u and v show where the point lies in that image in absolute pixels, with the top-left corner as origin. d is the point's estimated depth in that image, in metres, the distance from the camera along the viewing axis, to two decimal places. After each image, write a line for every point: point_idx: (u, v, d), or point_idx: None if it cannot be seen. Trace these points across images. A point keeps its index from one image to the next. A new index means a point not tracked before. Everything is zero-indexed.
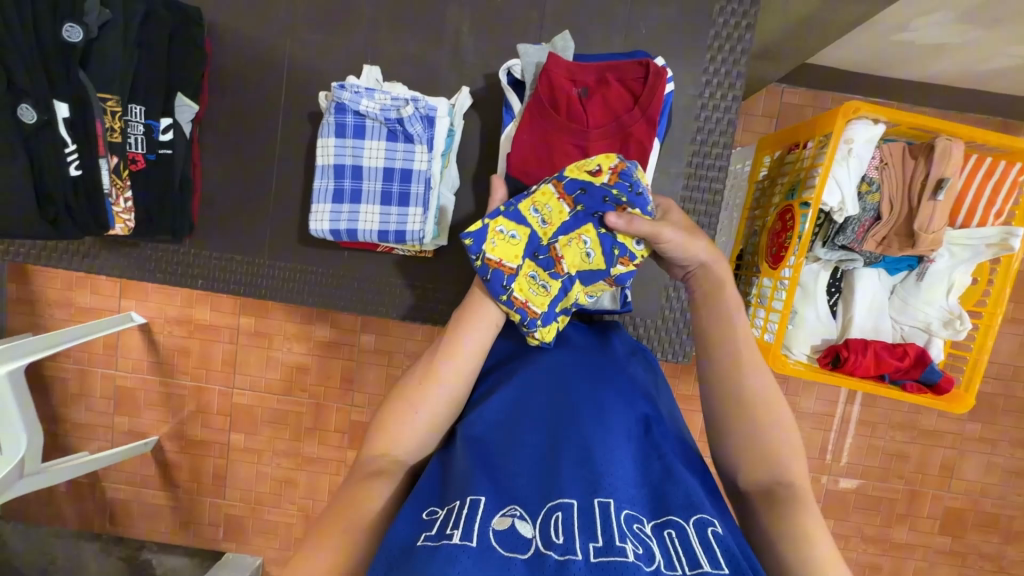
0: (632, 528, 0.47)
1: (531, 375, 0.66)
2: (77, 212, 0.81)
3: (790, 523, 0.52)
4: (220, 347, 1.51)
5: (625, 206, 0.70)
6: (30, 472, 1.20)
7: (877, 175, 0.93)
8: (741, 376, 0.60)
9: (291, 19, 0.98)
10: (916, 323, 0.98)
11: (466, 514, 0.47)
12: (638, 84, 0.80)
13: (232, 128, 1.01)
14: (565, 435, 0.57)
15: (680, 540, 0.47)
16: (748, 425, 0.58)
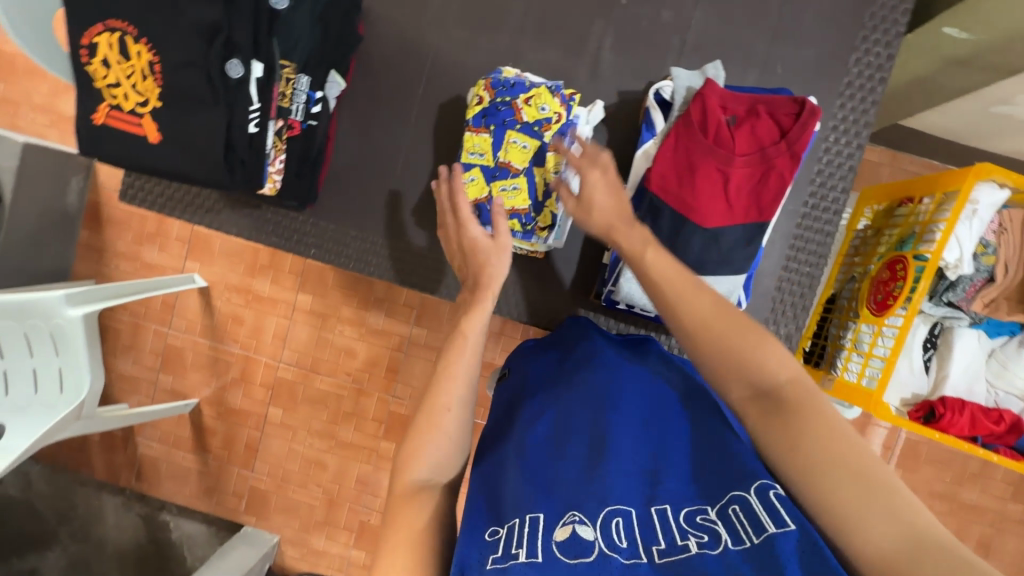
0: (695, 521, 0.52)
1: (577, 382, 0.72)
2: (247, 169, 0.86)
3: (795, 434, 0.51)
4: (275, 320, 1.39)
5: (514, 102, 0.90)
6: (86, 416, 1.10)
7: (994, 238, 0.95)
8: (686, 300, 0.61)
9: (441, 15, 1.03)
10: (1013, 389, 1.00)
11: (527, 532, 0.53)
12: (789, 120, 0.83)
13: (368, 109, 1.05)
14: (613, 438, 0.62)
15: (745, 512, 0.51)
16: (719, 344, 0.58)
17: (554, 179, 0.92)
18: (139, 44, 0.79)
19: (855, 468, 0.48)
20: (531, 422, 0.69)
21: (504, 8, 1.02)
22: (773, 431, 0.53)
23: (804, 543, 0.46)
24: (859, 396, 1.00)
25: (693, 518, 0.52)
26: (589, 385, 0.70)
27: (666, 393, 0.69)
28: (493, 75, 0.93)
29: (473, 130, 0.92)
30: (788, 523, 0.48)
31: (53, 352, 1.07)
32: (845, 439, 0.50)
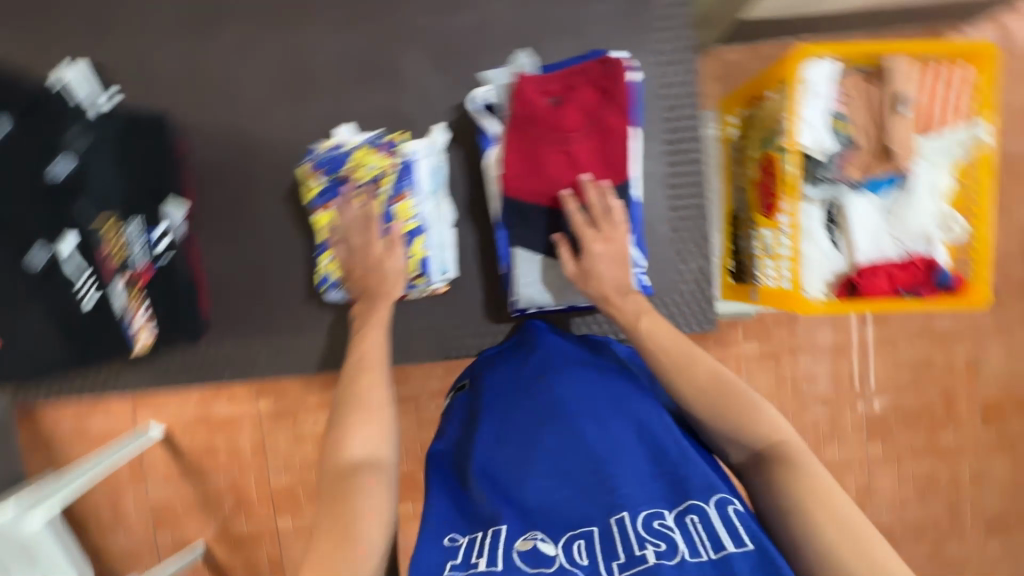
0: (652, 529, 0.59)
1: (547, 395, 0.76)
2: (113, 329, 0.99)
3: (790, 482, 0.62)
4: (246, 437, 1.37)
5: (342, 174, 0.93)
6: None
7: (845, 110, 0.97)
8: (689, 366, 0.71)
9: (253, 98, 0.99)
10: (916, 235, 1.01)
11: (491, 543, 0.62)
12: (605, 80, 0.83)
13: (220, 217, 1.00)
14: (584, 453, 0.68)
15: (701, 525, 0.59)
16: (722, 404, 0.69)
17: (413, 224, 0.93)
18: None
19: (833, 517, 0.58)
20: (496, 435, 0.74)
21: (311, 68, 0.99)
22: (763, 473, 0.65)
23: (753, 556, 0.55)
24: (779, 299, 1.07)
25: (652, 526, 0.60)
26: (558, 398, 0.75)
27: (632, 398, 0.74)
28: (313, 154, 0.96)
29: (320, 210, 0.95)
30: (749, 543, 0.56)
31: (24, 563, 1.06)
32: (828, 490, 0.61)
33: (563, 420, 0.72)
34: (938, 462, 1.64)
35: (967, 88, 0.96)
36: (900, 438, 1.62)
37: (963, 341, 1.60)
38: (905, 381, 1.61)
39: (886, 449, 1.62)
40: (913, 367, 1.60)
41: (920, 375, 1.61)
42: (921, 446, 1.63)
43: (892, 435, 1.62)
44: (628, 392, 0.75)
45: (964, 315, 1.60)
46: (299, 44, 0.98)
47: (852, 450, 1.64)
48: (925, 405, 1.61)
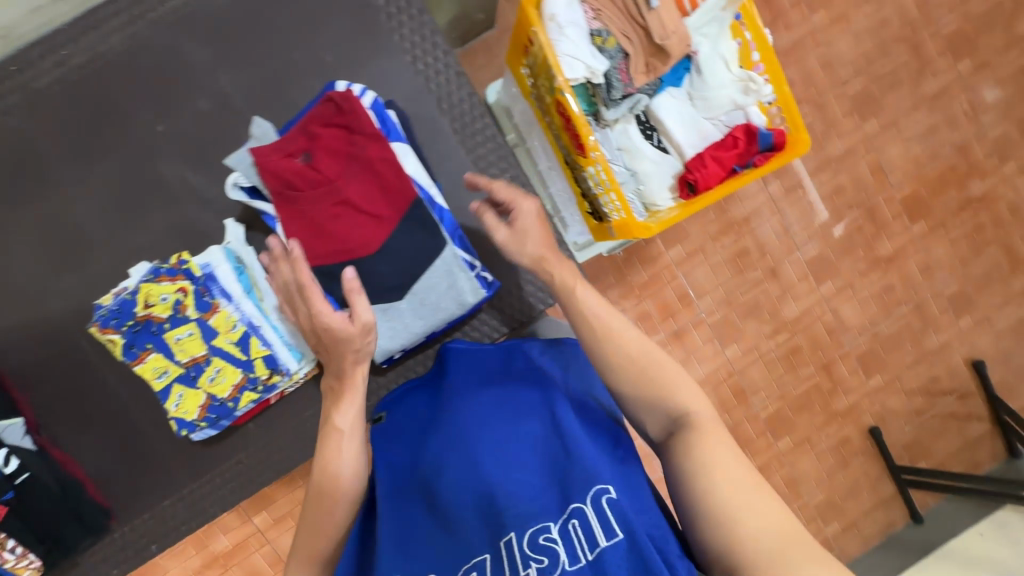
0: (537, 544, 0.63)
1: (448, 421, 0.76)
2: None
3: (699, 448, 0.66)
4: (258, 553, 1.41)
5: (139, 314, 0.81)
6: None
7: (600, 24, 0.94)
8: (619, 346, 0.74)
9: (43, 282, 0.94)
10: (726, 108, 1.00)
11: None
12: (342, 115, 0.79)
13: (72, 408, 0.96)
14: (480, 475, 0.68)
15: (581, 527, 0.62)
16: (652, 377, 0.72)
17: (240, 331, 0.85)
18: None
19: (728, 480, 0.63)
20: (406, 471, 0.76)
21: (84, 227, 0.94)
22: (677, 445, 0.68)
23: (624, 545, 0.60)
24: (624, 231, 1.01)
25: (537, 541, 0.63)
26: (456, 421, 0.74)
27: (531, 399, 0.75)
28: (97, 314, 0.82)
29: (137, 364, 0.83)
30: (620, 532, 0.61)
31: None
32: (731, 460, 0.65)
33: (457, 445, 0.72)
34: (885, 273, 1.67)
35: None
36: (841, 268, 1.65)
37: (859, 156, 1.62)
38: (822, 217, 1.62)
39: (836, 284, 1.65)
40: (826, 199, 1.62)
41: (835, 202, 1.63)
42: (863, 265, 1.66)
43: (836, 270, 1.65)
44: (523, 399, 0.75)
45: (846, 133, 1.62)
46: (56, 208, 0.93)
47: (807, 299, 1.64)
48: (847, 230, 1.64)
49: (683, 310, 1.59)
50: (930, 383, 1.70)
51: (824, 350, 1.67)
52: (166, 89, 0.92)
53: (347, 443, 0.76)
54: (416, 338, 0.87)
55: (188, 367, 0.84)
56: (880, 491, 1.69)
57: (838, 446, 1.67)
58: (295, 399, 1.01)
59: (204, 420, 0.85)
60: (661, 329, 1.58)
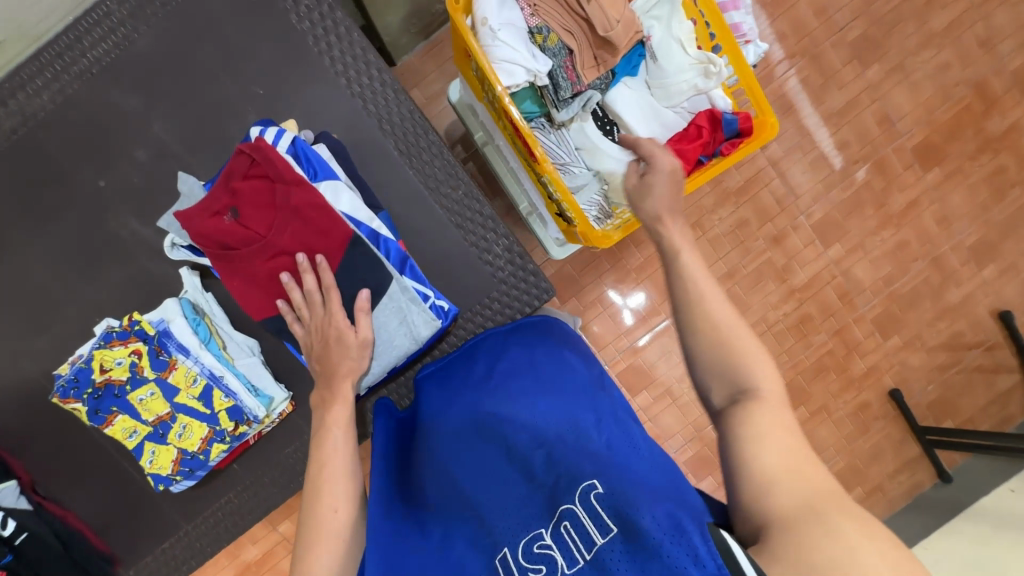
0: (533, 554, 0.57)
1: (431, 436, 0.74)
2: None
3: (753, 417, 0.58)
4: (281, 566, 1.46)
5: (100, 379, 0.82)
6: None
7: (538, 20, 0.87)
8: (697, 304, 0.64)
9: (13, 347, 0.95)
10: (686, 95, 0.92)
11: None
12: (260, 166, 0.76)
13: (60, 465, 0.98)
14: (466, 487, 0.66)
15: (575, 528, 0.56)
16: (719, 335, 0.63)
17: (201, 385, 0.85)
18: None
19: (781, 452, 0.55)
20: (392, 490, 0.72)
21: (42, 289, 0.94)
22: (734, 412, 0.59)
23: (622, 539, 0.53)
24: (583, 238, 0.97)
25: (532, 551, 0.58)
26: (436, 438, 0.73)
27: (508, 403, 0.72)
28: (59, 383, 0.83)
29: (106, 427, 0.83)
30: (614, 525, 0.54)
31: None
32: (784, 430, 0.57)
33: (442, 460, 0.70)
34: (898, 230, 1.48)
35: None
36: (850, 229, 1.48)
37: (862, 106, 1.44)
38: (828, 177, 1.46)
39: (845, 246, 1.48)
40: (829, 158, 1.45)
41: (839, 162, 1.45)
42: (873, 225, 1.48)
43: (844, 231, 1.48)
44: (495, 405, 0.72)
45: (846, 83, 1.44)
46: (14, 273, 0.93)
47: (813, 265, 1.48)
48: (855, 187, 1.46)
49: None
50: (961, 342, 1.53)
51: (836, 315, 1.51)
52: (101, 141, 0.91)
53: (340, 466, 0.70)
54: (379, 374, 0.87)
55: (156, 425, 0.85)
56: (903, 455, 1.55)
57: (856, 413, 1.53)
58: (270, 438, 1.00)
59: (179, 474, 0.87)
60: (663, 310, 1.38)
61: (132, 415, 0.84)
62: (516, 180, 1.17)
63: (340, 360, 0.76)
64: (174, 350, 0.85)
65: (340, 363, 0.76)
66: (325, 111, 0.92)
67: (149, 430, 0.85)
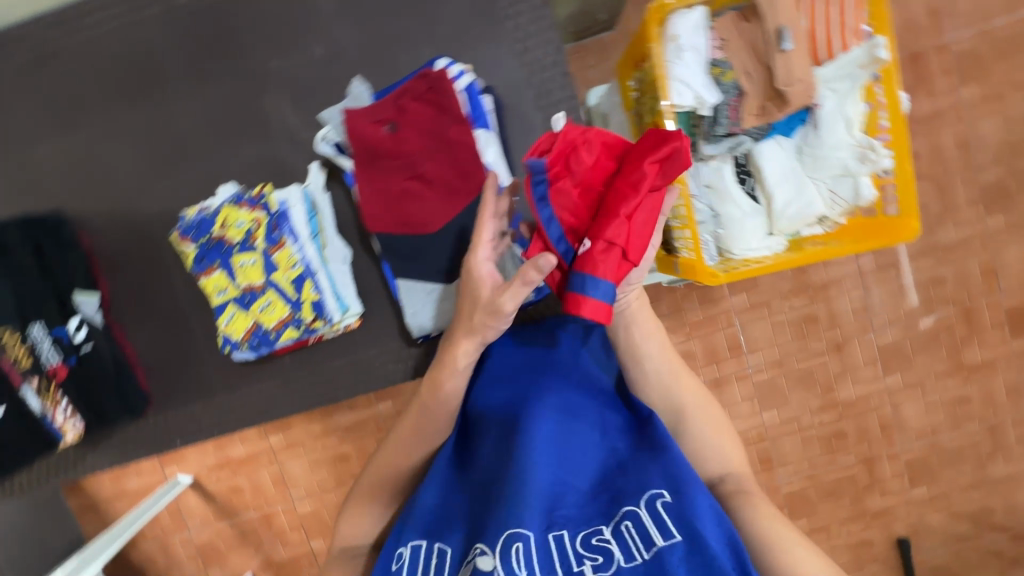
0: (590, 543, 0.58)
1: (495, 396, 0.74)
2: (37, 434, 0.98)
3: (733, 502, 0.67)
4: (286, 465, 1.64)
5: (217, 232, 0.88)
6: None
7: (722, 54, 0.89)
8: (673, 390, 0.77)
9: (137, 180, 1.02)
10: (835, 172, 0.94)
11: (435, 562, 0.62)
12: (434, 94, 0.80)
13: (137, 299, 1.05)
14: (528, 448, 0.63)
15: (637, 528, 0.57)
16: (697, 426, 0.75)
17: (297, 271, 0.90)
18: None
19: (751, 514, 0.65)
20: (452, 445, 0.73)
21: (185, 139, 1.00)
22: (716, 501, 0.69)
23: (683, 552, 0.54)
24: (689, 269, 0.98)
25: (588, 539, 0.58)
26: (497, 407, 0.72)
27: (577, 395, 0.71)
28: (180, 223, 0.90)
29: (203, 276, 0.89)
30: (677, 536, 0.56)
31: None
32: (770, 509, 0.66)
33: (502, 424, 0.69)
34: (965, 383, 1.50)
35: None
36: (916, 364, 1.48)
37: (972, 250, 1.42)
38: (914, 307, 1.45)
39: (905, 379, 1.49)
40: (920, 289, 1.45)
41: (929, 295, 1.45)
42: (940, 369, 1.48)
43: (910, 363, 1.48)
44: (572, 388, 0.71)
45: (964, 223, 1.42)
46: (165, 118, 1.00)
47: (866, 385, 1.49)
48: (934, 324, 1.46)
49: (732, 360, 1.47)
50: (982, 512, 1.52)
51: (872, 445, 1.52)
52: (285, 30, 0.97)
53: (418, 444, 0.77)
54: None
55: (245, 292, 0.90)
56: None
57: (856, 548, 1.54)
58: (322, 348, 1.02)
59: (246, 343, 0.91)
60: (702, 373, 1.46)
61: (228, 275, 0.89)
62: None
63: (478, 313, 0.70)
64: (285, 231, 0.90)
65: (478, 316, 0.71)
66: (493, 68, 0.95)
67: (237, 295, 0.90)
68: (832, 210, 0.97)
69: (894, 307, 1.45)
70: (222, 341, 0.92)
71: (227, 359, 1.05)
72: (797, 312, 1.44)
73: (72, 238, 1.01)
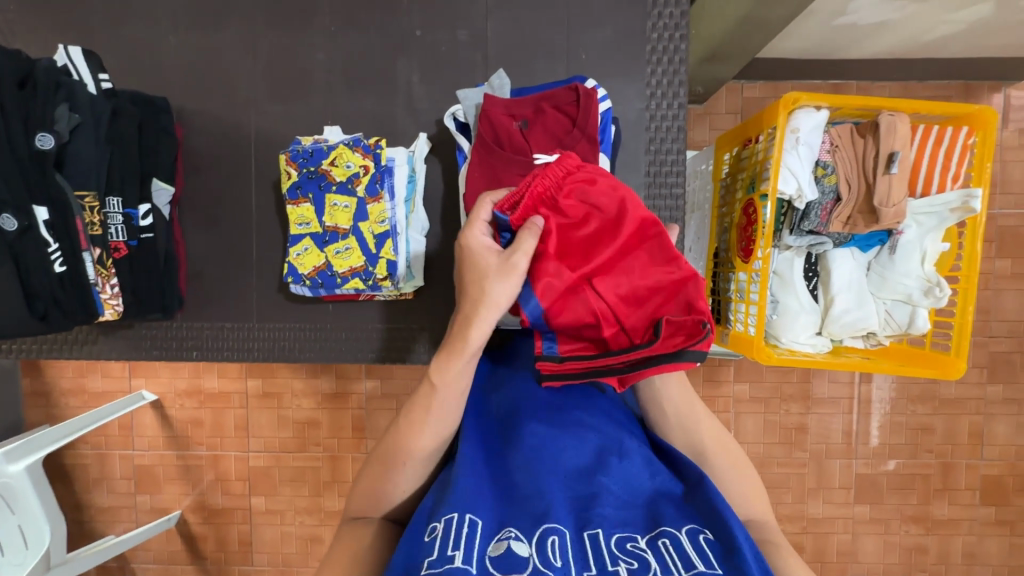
0: (625, 547, 0.47)
1: (533, 389, 0.67)
2: (64, 308, 0.80)
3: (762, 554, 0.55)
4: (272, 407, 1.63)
5: (324, 167, 0.92)
6: (55, 563, 1.33)
7: (830, 158, 0.95)
8: (692, 428, 0.64)
9: (251, 93, 1.04)
10: (897, 296, 0.99)
11: (464, 533, 0.48)
12: (573, 108, 0.84)
13: (209, 204, 1.06)
14: (567, 457, 0.57)
15: (676, 548, 0.47)
16: (718, 463, 0.62)
17: (384, 228, 0.92)
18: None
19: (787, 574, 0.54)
20: (483, 424, 0.63)
21: (310, 71, 1.04)
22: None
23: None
24: (744, 344, 1.01)
25: (624, 544, 0.48)
26: (539, 399, 0.65)
27: (620, 418, 0.65)
28: (292, 148, 0.95)
29: (293, 203, 0.93)
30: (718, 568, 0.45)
31: (10, 511, 1.28)
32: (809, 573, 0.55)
33: (546, 415, 0.62)
34: (927, 533, 1.55)
35: (965, 150, 0.93)
36: (887, 502, 1.55)
37: (967, 410, 1.52)
38: (899, 446, 1.54)
39: (874, 511, 1.55)
40: (909, 433, 1.53)
41: (915, 441, 1.53)
42: (907, 513, 1.55)
43: (881, 500, 1.55)
44: (615, 410, 0.65)
45: (966, 382, 1.52)
46: (300, 46, 1.03)
47: (837, 508, 1.55)
48: (915, 468, 1.54)
49: None
50: None
51: (824, 566, 1.57)
52: (437, 3, 1.01)
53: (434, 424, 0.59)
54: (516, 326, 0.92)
55: (327, 231, 0.93)
56: None
57: None
58: (368, 307, 1.02)
59: (310, 279, 0.93)
60: None
61: (317, 210, 0.93)
62: (693, 259, 1.24)
63: (486, 281, 0.59)
64: (384, 187, 0.92)
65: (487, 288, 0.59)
66: (618, 102, 1.01)
67: (320, 231, 0.93)
68: (883, 329, 1.02)
69: (879, 441, 1.54)
70: (289, 269, 0.94)
71: (273, 288, 1.06)
72: (790, 418, 1.52)
73: (169, 126, 0.96)
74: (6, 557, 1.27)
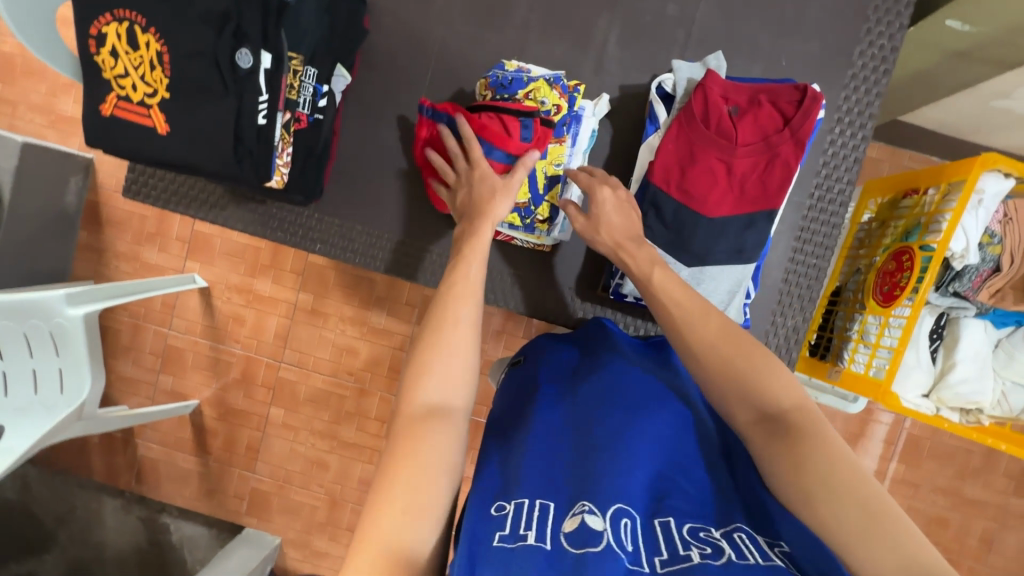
0: (698, 535, 0.51)
1: (601, 381, 0.70)
2: (255, 159, 0.81)
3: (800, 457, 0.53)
4: (313, 330, 1.51)
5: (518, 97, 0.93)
6: (86, 416, 1.15)
7: (999, 228, 0.96)
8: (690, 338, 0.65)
9: (446, 9, 1.03)
10: (1019, 378, 1.00)
11: (536, 516, 0.52)
12: (792, 107, 0.84)
13: (372, 105, 1.05)
14: (633, 442, 0.60)
15: (750, 543, 0.50)
16: (739, 367, 0.61)
17: (556, 172, 0.96)
18: (148, 34, 0.77)
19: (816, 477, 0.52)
20: (557, 413, 0.67)
21: (511, 4, 1.03)
22: (762, 441, 0.56)
23: None
24: (859, 383, 1.02)
25: (696, 533, 0.51)
26: (615, 395, 0.67)
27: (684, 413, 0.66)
28: (493, 70, 0.95)
29: None
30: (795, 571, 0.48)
31: (54, 351, 1.11)
32: (835, 452, 0.53)
33: (614, 406, 0.65)
34: None
35: None
36: None
37: None
38: None
39: None
40: None
41: None
42: None
43: None
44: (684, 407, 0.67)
45: None
46: None
47: None
48: None
49: None
50: None
51: None
52: None
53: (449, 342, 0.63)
54: None
55: None
56: None
57: None
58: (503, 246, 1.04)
59: None
60: None
61: None
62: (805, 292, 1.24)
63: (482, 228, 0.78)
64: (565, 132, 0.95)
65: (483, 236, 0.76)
66: None
67: None
68: (991, 408, 1.01)
69: None
70: None
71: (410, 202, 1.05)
72: None
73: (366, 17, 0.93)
74: (38, 396, 1.10)
